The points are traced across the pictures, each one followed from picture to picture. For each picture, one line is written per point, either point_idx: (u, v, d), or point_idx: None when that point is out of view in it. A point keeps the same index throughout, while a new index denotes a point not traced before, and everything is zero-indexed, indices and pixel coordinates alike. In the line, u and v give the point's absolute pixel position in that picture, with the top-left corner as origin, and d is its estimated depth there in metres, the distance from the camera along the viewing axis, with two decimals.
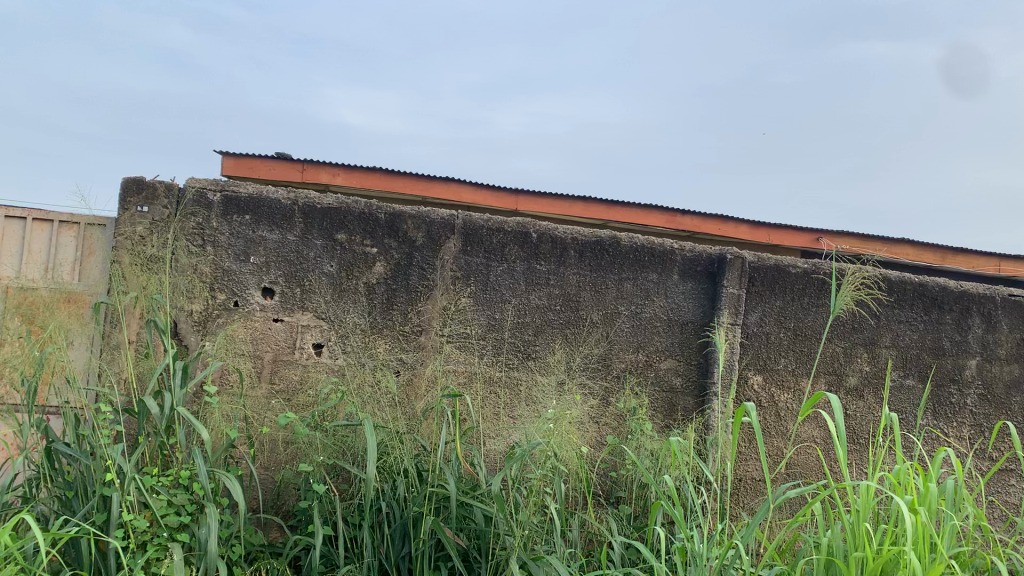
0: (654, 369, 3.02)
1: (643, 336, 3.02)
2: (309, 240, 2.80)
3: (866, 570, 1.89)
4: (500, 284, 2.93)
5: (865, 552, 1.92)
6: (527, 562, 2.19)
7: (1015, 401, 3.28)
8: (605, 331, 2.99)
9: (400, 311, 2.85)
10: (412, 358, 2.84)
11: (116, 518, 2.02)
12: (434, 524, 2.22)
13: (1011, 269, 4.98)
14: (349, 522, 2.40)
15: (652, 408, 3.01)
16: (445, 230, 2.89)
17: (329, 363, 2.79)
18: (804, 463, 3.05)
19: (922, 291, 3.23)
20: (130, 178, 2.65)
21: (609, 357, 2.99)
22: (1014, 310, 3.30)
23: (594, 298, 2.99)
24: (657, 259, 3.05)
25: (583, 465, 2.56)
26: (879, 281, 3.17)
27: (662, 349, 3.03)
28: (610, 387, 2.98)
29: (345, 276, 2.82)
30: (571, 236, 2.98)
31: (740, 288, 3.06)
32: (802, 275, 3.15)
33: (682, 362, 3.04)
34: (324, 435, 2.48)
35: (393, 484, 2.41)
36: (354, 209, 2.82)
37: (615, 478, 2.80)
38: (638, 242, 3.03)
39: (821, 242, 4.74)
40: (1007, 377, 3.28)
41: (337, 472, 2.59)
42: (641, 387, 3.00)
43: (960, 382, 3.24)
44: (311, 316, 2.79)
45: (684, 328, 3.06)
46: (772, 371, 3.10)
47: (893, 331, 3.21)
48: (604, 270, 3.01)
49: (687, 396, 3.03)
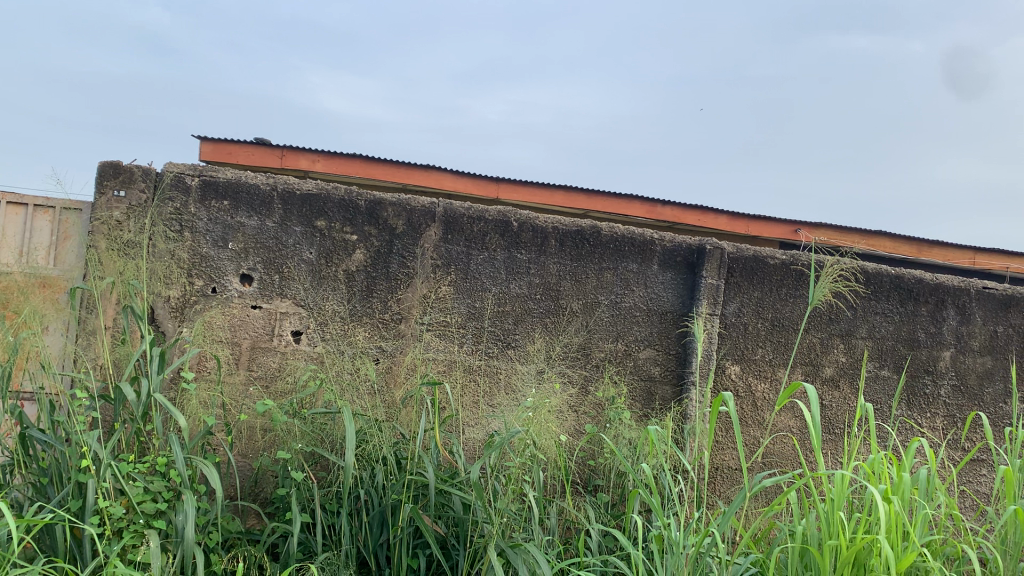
0: (632, 358, 3.03)
1: (622, 326, 3.03)
2: (288, 226, 2.78)
3: (840, 559, 1.91)
4: (480, 273, 2.92)
5: (839, 540, 1.94)
6: (505, 549, 2.19)
7: (987, 392, 3.33)
8: (584, 320, 3.00)
9: (379, 299, 2.84)
10: (391, 347, 2.83)
11: (91, 505, 2.00)
12: (412, 512, 2.22)
13: (987, 262, 5.03)
14: (327, 509, 2.39)
15: (630, 397, 3.02)
16: (425, 218, 2.89)
17: (307, 350, 2.77)
18: (779, 453, 3.09)
19: (898, 283, 3.26)
20: (106, 162, 2.61)
21: (588, 345, 3.00)
22: (988, 302, 3.34)
23: (573, 288, 3.00)
24: (637, 249, 3.06)
25: (562, 453, 2.57)
26: (857, 272, 3.20)
27: (642, 338, 3.04)
28: (589, 376, 2.99)
29: (324, 263, 2.80)
30: (551, 225, 2.98)
31: (719, 278, 3.08)
32: (781, 266, 3.17)
33: (661, 352, 3.06)
34: (303, 423, 2.48)
35: (372, 472, 2.41)
36: (334, 196, 2.81)
37: (593, 466, 2.81)
38: (619, 231, 3.04)
39: (799, 233, 4.77)
40: (980, 368, 3.33)
41: (315, 460, 2.58)
42: (620, 376, 3.02)
43: (934, 373, 3.28)
44: (289, 303, 2.78)
45: (664, 318, 3.07)
46: (750, 362, 3.12)
47: (870, 323, 3.24)
48: (584, 260, 3.02)
49: (665, 385, 3.05)
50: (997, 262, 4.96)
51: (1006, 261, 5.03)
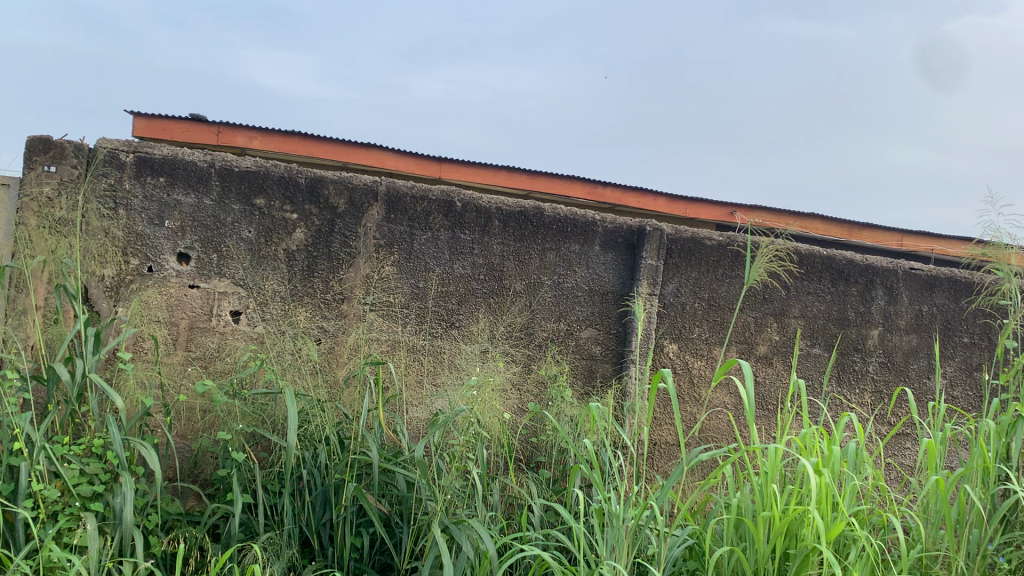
0: (574, 338, 3.07)
1: (564, 306, 3.07)
2: (227, 204, 2.73)
3: (773, 529, 1.98)
4: (423, 252, 2.92)
5: (772, 511, 2.01)
6: (448, 525, 2.21)
7: (912, 368, 3.46)
8: (527, 300, 3.03)
9: (320, 278, 2.82)
10: (333, 327, 2.81)
11: (24, 488, 1.96)
12: (355, 491, 2.22)
13: (913, 244, 5.22)
14: (269, 490, 2.38)
15: (572, 375, 3.06)
16: (368, 197, 2.87)
17: (247, 330, 2.74)
18: (715, 428, 3.17)
19: (830, 264, 3.37)
20: (35, 137, 2.53)
21: (531, 325, 3.03)
22: (914, 282, 3.47)
23: (516, 268, 3.02)
24: (579, 229, 3.09)
25: (504, 431, 2.59)
26: (790, 253, 3.29)
27: (584, 318, 3.08)
28: (533, 355, 3.02)
29: (264, 242, 2.77)
30: (494, 205, 3.00)
31: (658, 259, 3.13)
32: (718, 247, 3.24)
33: (602, 331, 3.10)
34: (243, 403, 2.46)
35: (314, 452, 2.40)
36: (273, 173, 2.77)
37: (536, 443, 2.85)
38: (561, 212, 3.07)
39: (736, 215, 4.87)
40: (906, 346, 3.46)
41: (256, 441, 2.56)
42: (562, 354, 3.05)
43: (863, 351, 3.40)
44: (228, 283, 2.73)
45: (605, 298, 3.11)
46: (687, 340, 3.19)
47: (802, 302, 3.34)
48: (527, 240, 3.04)
49: (606, 363, 3.09)
50: (923, 244, 5.15)
51: (932, 243, 5.23)
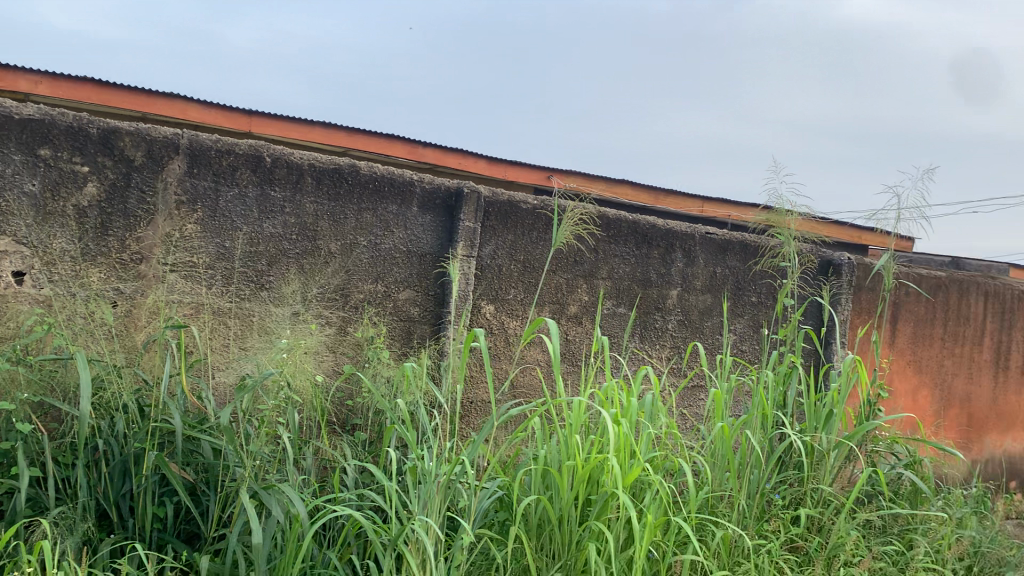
0: (391, 299, 3.07)
1: (381, 267, 3.05)
2: (5, 154, 2.49)
3: (576, 477, 2.09)
4: (231, 210, 2.80)
5: (575, 461, 2.12)
6: (258, 491, 2.17)
7: (707, 325, 3.74)
8: (342, 262, 2.99)
9: (116, 237, 2.64)
10: (131, 289, 2.66)
11: None
12: (157, 459, 2.12)
13: (712, 210, 5.61)
14: (60, 463, 2.23)
15: (389, 337, 3.06)
16: (169, 150, 2.71)
17: (32, 292, 2.53)
18: (527, 384, 3.29)
19: (635, 228, 3.55)
20: None
21: (346, 287, 2.99)
22: (709, 245, 3.74)
23: (331, 228, 2.97)
24: (396, 190, 3.08)
25: (317, 394, 2.55)
26: (595, 217, 3.43)
27: (401, 280, 3.08)
28: (348, 317, 2.99)
29: (50, 197, 2.55)
30: (307, 162, 2.92)
31: (475, 222, 3.18)
32: (532, 210, 3.33)
33: (418, 292, 3.12)
34: (28, 371, 2.28)
35: (110, 421, 2.27)
36: (60, 121, 2.55)
37: (351, 406, 2.84)
38: (377, 171, 3.04)
39: (552, 179, 5.04)
40: (702, 305, 3.72)
41: (44, 411, 2.39)
42: (379, 316, 3.04)
43: (664, 309, 3.63)
44: (8, 241, 2.51)
45: (422, 259, 3.13)
46: (503, 301, 3.27)
47: (610, 264, 3.51)
48: (342, 199, 2.99)
49: (423, 325, 3.12)
50: (720, 211, 5.55)
51: (728, 210, 5.64)
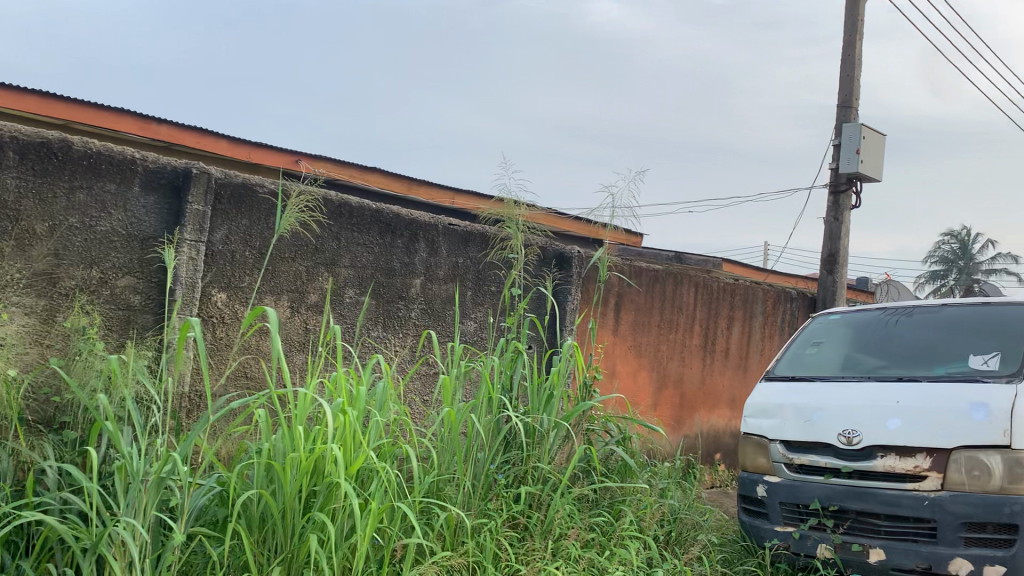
0: (108, 286, 2.85)
1: (96, 251, 2.83)
2: None
3: (299, 469, 2.08)
4: None
5: (299, 452, 2.11)
6: None
7: (447, 314, 3.85)
8: (50, 245, 2.73)
9: None
10: None
11: None
12: None
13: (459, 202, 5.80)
14: None
15: (104, 327, 2.84)
16: None
17: None
18: (258, 374, 3.20)
19: (378, 217, 3.57)
20: None
21: (53, 272, 2.74)
22: (452, 236, 3.84)
23: (36, 207, 2.70)
24: (115, 167, 2.86)
25: (14, 392, 2.31)
26: (328, 206, 3.40)
27: (119, 265, 2.87)
28: (54, 305, 2.74)
29: None
30: (8, 133, 2.64)
31: (205, 205, 3.03)
32: (268, 197, 3.24)
33: (140, 279, 2.92)
34: None
35: None
36: None
37: (57, 403, 2.60)
38: (93, 147, 2.82)
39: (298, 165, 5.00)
40: (443, 294, 3.82)
41: None
42: (92, 304, 2.81)
43: (406, 298, 3.68)
44: None
45: (144, 243, 2.93)
46: (237, 290, 3.16)
47: (351, 253, 3.49)
48: (50, 176, 2.73)
49: (145, 314, 2.93)
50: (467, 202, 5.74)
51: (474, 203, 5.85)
